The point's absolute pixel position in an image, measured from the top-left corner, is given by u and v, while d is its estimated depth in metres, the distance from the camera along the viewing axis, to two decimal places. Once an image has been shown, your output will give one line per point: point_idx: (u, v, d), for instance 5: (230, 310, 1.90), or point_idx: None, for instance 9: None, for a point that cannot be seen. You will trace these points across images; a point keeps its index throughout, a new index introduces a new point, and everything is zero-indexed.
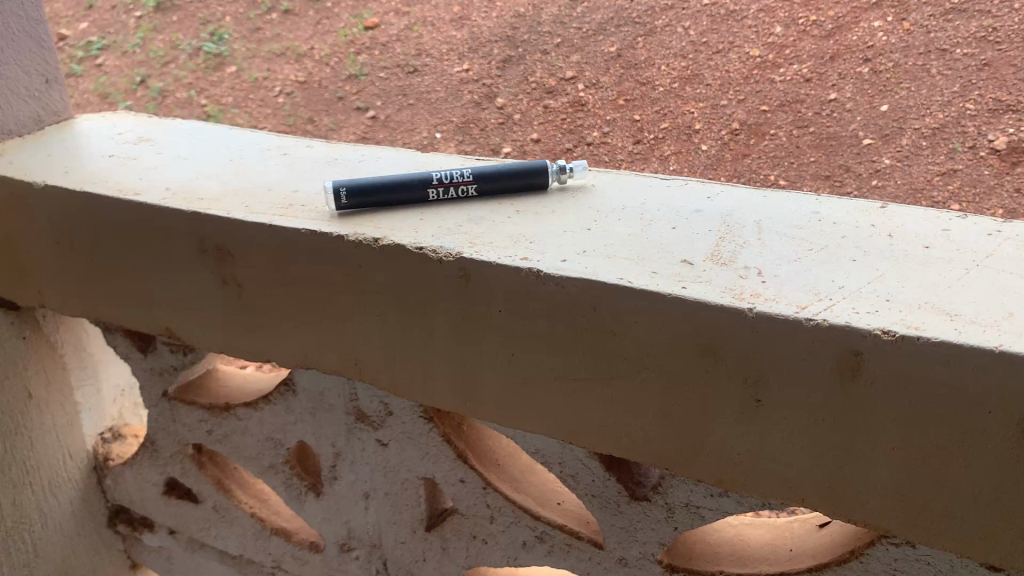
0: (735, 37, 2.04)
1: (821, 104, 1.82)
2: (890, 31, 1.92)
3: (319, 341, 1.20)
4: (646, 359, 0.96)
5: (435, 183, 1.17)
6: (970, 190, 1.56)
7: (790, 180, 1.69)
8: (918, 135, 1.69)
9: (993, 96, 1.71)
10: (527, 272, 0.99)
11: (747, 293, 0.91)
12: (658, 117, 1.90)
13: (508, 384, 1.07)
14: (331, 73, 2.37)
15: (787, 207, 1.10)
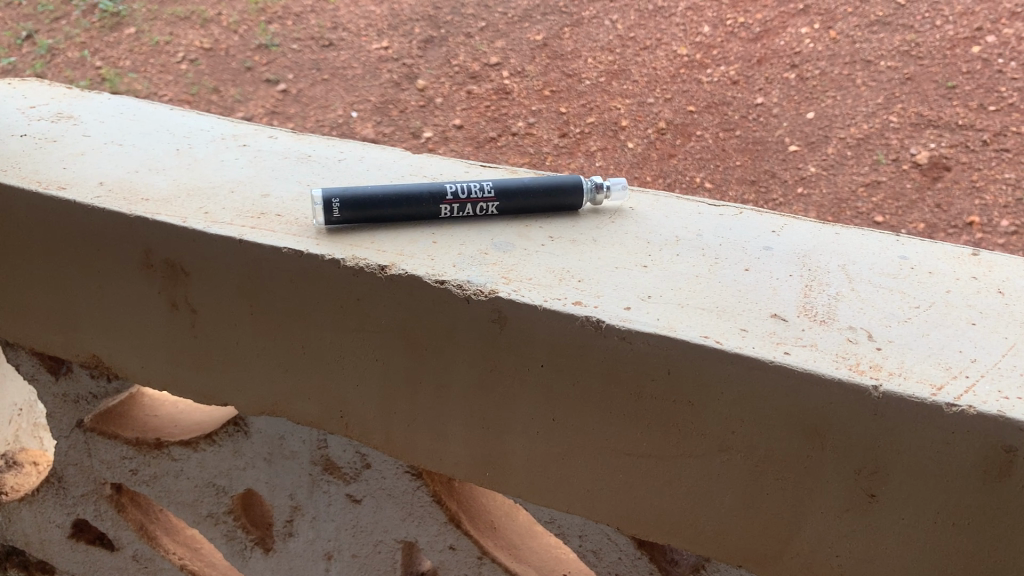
0: (664, 34, 1.54)
1: (746, 108, 1.37)
2: (816, 38, 1.47)
3: (293, 387, 0.97)
4: (729, 438, 0.79)
5: (450, 198, 0.95)
6: (893, 203, 1.24)
7: (716, 185, 1.30)
8: (843, 143, 1.30)
9: (916, 112, 1.33)
10: (584, 321, 0.80)
11: (863, 365, 0.75)
12: (584, 110, 1.43)
13: (543, 456, 0.87)
14: (239, 40, 1.69)
15: (869, 248, 0.95)
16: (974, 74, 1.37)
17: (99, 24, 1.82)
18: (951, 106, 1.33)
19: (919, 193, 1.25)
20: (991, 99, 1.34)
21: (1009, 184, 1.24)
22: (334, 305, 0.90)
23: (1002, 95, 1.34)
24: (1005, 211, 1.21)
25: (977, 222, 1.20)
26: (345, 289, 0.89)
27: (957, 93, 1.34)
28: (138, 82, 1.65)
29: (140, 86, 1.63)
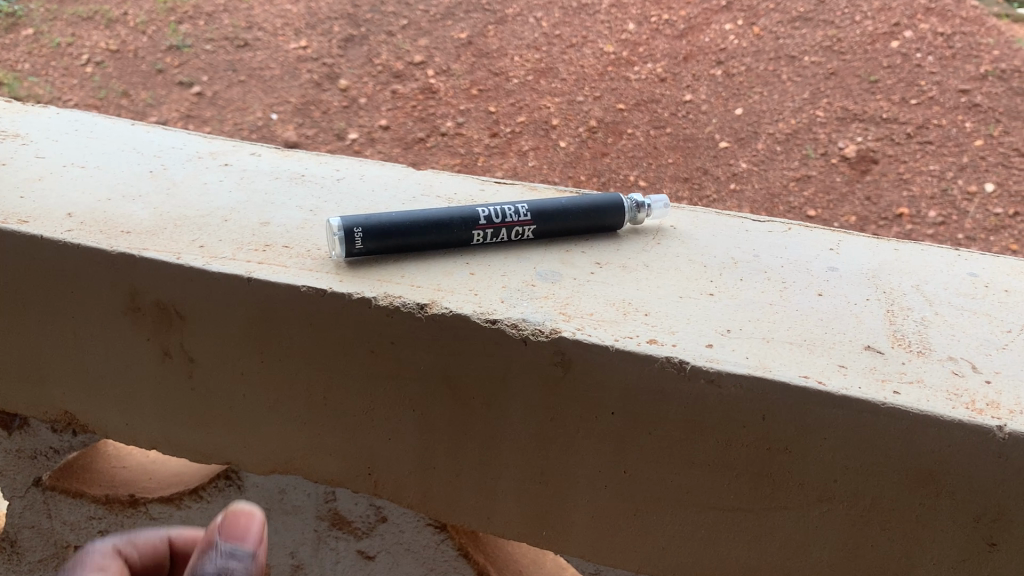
0: (591, 31, 1.20)
1: (672, 106, 1.10)
2: (742, 34, 1.15)
3: (316, 443, 0.88)
4: (830, 487, 0.72)
5: (483, 223, 0.85)
6: (824, 195, 1.00)
7: (649, 184, 1.05)
8: (772, 136, 1.04)
9: (841, 104, 1.05)
10: (666, 362, 0.70)
11: (980, 403, 0.68)
12: (512, 110, 1.13)
13: (615, 510, 0.80)
14: (147, 39, 1.24)
15: (935, 265, 0.88)
16: (893, 67, 1.07)
17: None
18: (875, 98, 1.05)
19: (848, 187, 1.00)
20: (912, 92, 1.05)
21: (932, 175, 0.98)
22: (365, 351, 0.80)
23: (920, 88, 1.05)
24: (931, 201, 0.97)
25: (905, 213, 0.98)
26: (376, 332, 0.78)
27: (880, 86, 1.05)
28: (36, 85, 1.23)
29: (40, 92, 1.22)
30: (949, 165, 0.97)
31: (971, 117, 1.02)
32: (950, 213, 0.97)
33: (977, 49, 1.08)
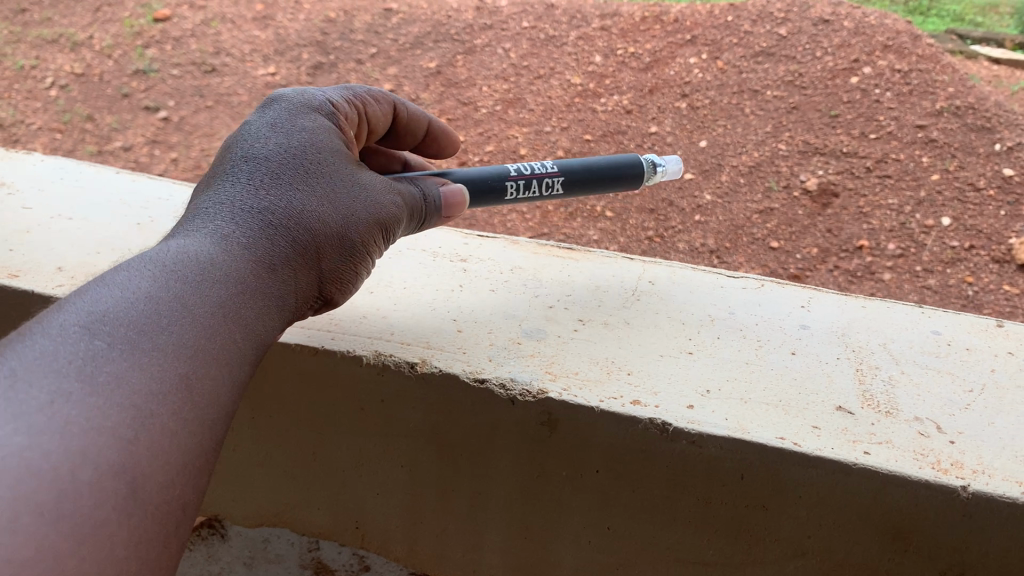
0: (558, 64, 1.63)
1: (641, 137, 1.48)
2: (705, 69, 1.55)
3: (306, 497, 0.92)
4: (805, 543, 0.75)
5: (514, 175, 0.89)
6: (786, 229, 1.31)
7: (617, 214, 1.39)
8: (736, 172, 1.40)
9: (803, 139, 1.41)
10: (649, 423, 0.73)
11: (946, 463, 0.72)
12: (482, 139, 1.51)
13: (597, 562, 0.84)
14: (112, 65, 1.73)
15: (900, 324, 0.92)
16: (854, 103, 1.43)
17: None
18: (835, 133, 1.41)
19: (809, 219, 1.32)
20: (872, 127, 1.40)
21: (892, 210, 1.30)
22: (354, 408, 0.82)
23: (880, 123, 1.40)
24: (892, 234, 1.27)
25: (866, 245, 1.27)
26: (365, 390, 0.81)
27: (840, 121, 1.42)
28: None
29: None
30: (907, 200, 1.30)
31: (928, 153, 1.35)
32: (906, 246, 1.25)
33: (933, 87, 1.43)
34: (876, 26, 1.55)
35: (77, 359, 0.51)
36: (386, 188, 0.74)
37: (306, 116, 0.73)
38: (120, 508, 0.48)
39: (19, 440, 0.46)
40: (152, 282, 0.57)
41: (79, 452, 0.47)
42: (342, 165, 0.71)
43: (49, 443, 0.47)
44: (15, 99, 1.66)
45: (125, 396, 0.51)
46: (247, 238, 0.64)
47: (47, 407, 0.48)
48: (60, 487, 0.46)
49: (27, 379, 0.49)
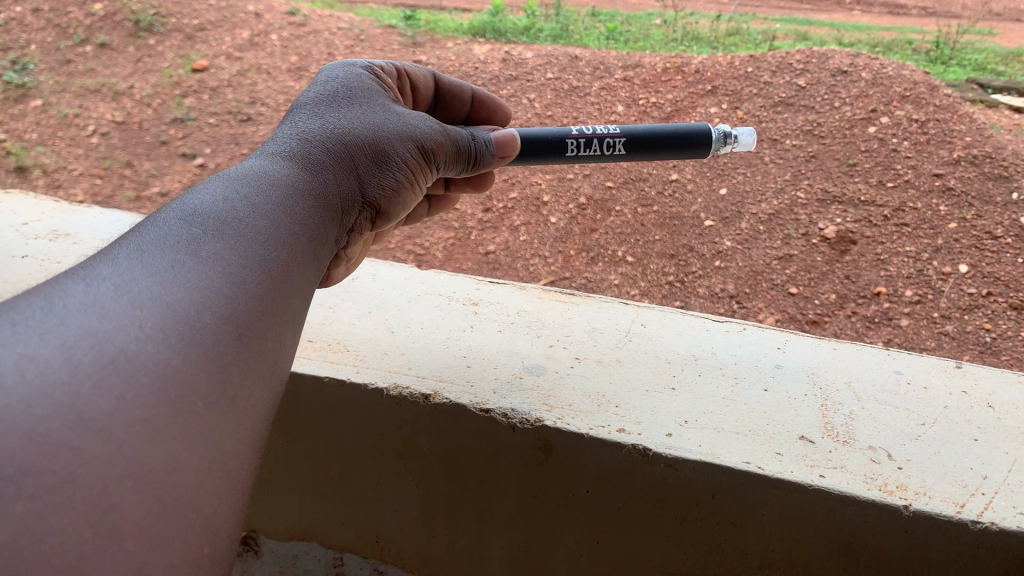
0: (580, 112, 1.79)
1: (663, 184, 1.63)
2: (725, 118, 1.73)
3: (331, 513, 1.03)
4: (770, 556, 0.85)
5: (575, 133, 1.00)
6: (805, 274, 1.44)
7: (637, 258, 1.52)
8: (755, 220, 1.53)
9: (821, 187, 1.57)
10: (632, 448, 0.83)
11: (892, 486, 0.81)
12: (507, 186, 1.71)
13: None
14: (151, 112, 2.03)
15: (867, 364, 1.02)
16: (872, 152, 1.61)
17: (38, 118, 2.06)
18: (853, 182, 1.56)
19: (829, 264, 1.45)
20: (890, 175, 1.56)
21: (910, 256, 1.43)
22: (375, 431, 0.94)
23: (899, 171, 1.56)
24: (909, 282, 1.38)
25: (883, 291, 1.39)
26: (385, 418, 0.92)
27: (858, 169, 1.58)
28: (46, 155, 1.94)
29: (49, 159, 1.93)
30: (924, 248, 1.42)
31: (946, 202, 1.49)
32: (923, 292, 1.37)
33: (951, 137, 1.62)
34: (894, 77, 1.78)
35: (182, 239, 0.58)
36: (420, 118, 0.86)
37: (347, 72, 0.88)
38: (238, 352, 0.54)
39: (154, 289, 0.52)
40: (232, 182, 0.67)
41: (201, 298, 0.53)
42: (374, 103, 0.85)
43: (178, 291, 0.53)
44: (62, 144, 1.97)
45: (226, 265, 0.57)
46: (307, 159, 0.74)
47: (167, 267, 0.54)
48: (194, 326, 0.52)
49: (146, 253, 0.55)
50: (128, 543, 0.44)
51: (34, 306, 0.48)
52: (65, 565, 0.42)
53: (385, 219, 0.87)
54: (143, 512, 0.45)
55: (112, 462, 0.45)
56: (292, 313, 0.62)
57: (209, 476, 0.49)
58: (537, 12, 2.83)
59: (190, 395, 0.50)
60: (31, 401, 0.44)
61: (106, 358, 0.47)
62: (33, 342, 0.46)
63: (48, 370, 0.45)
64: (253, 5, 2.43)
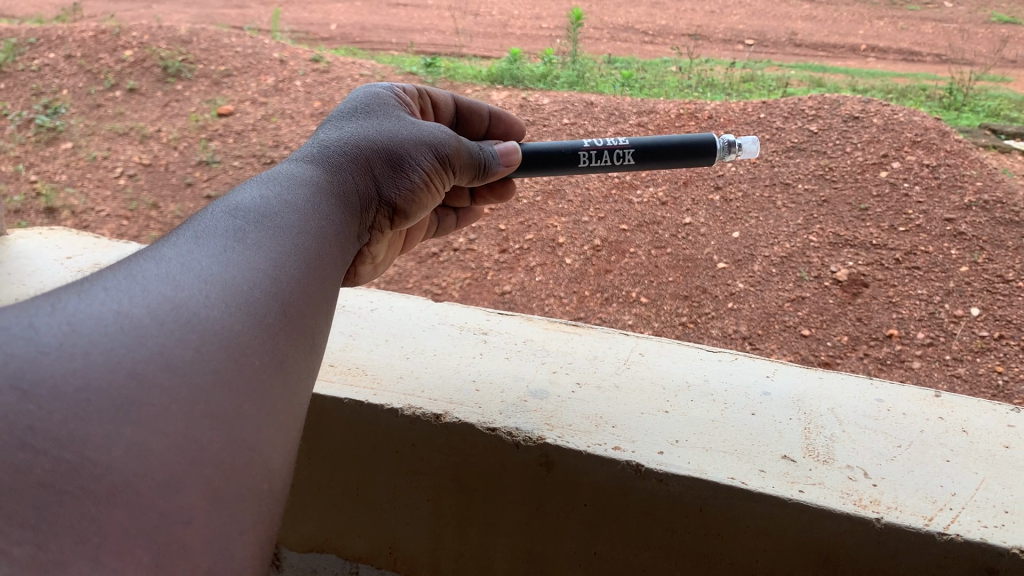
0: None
1: (676, 227, 1.71)
2: (737, 162, 1.83)
3: (348, 526, 1.10)
4: (755, 566, 0.92)
5: (587, 146, 1.06)
6: (817, 316, 1.51)
7: (651, 299, 1.59)
8: (768, 262, 1.61)
9: (833, 231, 1.66)
10: (626, 464, 0.91)
11: (866, 500, 0.88)
12: (523, 228, 1.78)
13: None
14: (178, 155, 2.13)
15: (850, 391, 1.09)
16: (884, 197, 1.71)
17: (68, 160, 2.17)
18: (865, 226, 1.65)
19: (841, 306, 1.52)
20: (901, 220, 1.65)
21: (922, 299, 1.51)
22: (390, 449, 1.02)
23: (909, 216, 1.66)
24: (921, 323, 1.46)
25: (895, 333, 1.46)
26: (400, 437, 1.00)
27: (871, 214, 1.67)
28: (75, 197, 2.05)
29: (79, 200, 2.03)
30: (936, 291, 1.51)
31: (957, 247, 1.59)
32: (936, 334, 1.44)
33: (962, 181, 1.73)
34: (904, 123, 1.90)
35: (226, 228, 0.60)
36: (431, 126, 0.93)
37: (359, 97, 0.95)
38: (287, 323, 0.56)
39: (214, 265, 0.55)
40: (267, 176, 0.74)
41: (251, 276, 0.56)
42: (389, 116, 0.92)
43: (235, 269, 0.55)
44: (91, 186, 2.07)
45: (274, 250, 0.60)
46: (338, 160, 0.81)
47: (223, 249, 0.57)
48: (249, 299, 0.54)
49: (203, 239, 0.58)
50: (209, 472, 0.46)
51: (116, 274, 0.51)
52: (163, 484, 0.44)
53: (403, 222, 0.92)
54: (220, 445, 0.47)
55: (194, 401, 0.47)
56: (329, 294, 0.65)
57: (271, 423, 0.51)
58: (554, 58, 2.94)
59: (250, 352, 0.52)
60: (132, 347, 0.46)
61: (184, 317, 0.49)
62: (120, 302, 0.48)
63: (139, 322, 0.47)
64: (278, 53, 2.57)
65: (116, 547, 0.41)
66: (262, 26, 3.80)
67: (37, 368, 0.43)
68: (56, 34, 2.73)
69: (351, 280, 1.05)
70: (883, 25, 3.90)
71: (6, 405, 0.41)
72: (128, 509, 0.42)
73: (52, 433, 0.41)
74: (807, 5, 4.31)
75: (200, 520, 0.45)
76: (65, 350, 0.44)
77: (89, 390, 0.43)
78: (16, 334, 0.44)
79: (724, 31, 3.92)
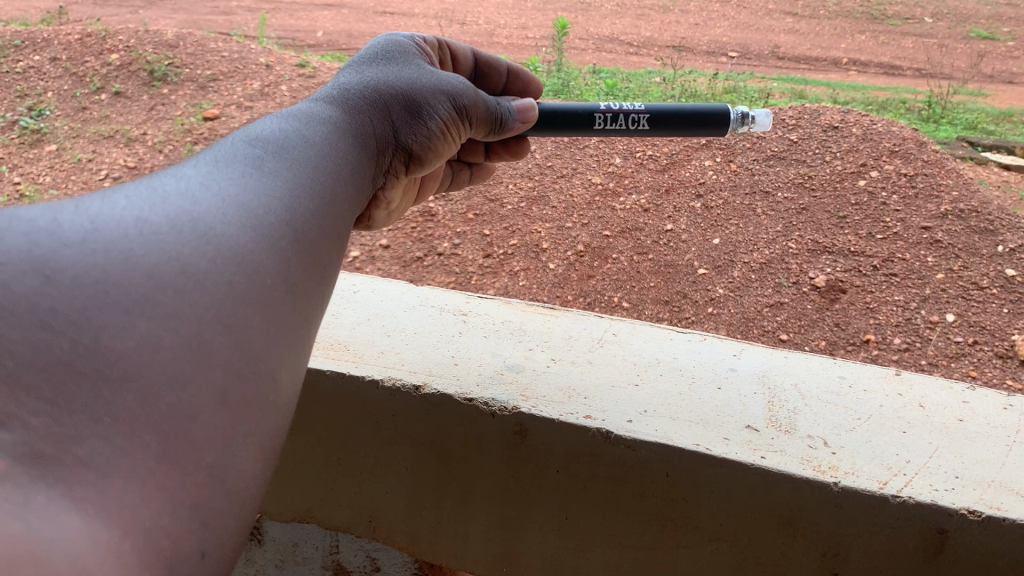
0: (580, 165, 1.98)
1: (658, 234, 1.76)
2: (719, 171, 1.89)
3: (331, 497, 1.15)
4: (719, 529, 0.96)
5: (605, 108, 1.11)
6: (796, 321, 1.54)
7: (633, 304, 1.62)
8: (747, 268, 1.65)
9: (812, 239, 1.71)
10: (596, 432, 0.95)
11: (826, 466, 0.91)
12: (507, 233, 1.82)
13: (558, 548, 1.06)
14: (162, 157, 2.15)
15: (814, 369, 1.14)
16: (862, 205, 1.76)
17: (54, 163, 2.19)
18: (843, 234, 1.71)
19: (820, 312, 1.56)
20: (879, 228, 1.71)
21: (899, 305, 1.54)
22: (370, 419, 1.06)
23: (887, 224, 1.71)
24: (897, 329, 1.49)
25: (872, 338, 1.49)
26: (379, 409, 1.05)
27: (849, 222, 1.73)
28: (58, 198, 2.06)
29: (62, 201, 2.04)
30: (913, 297, 1.54)
31: (934, 254, 1.63)
32: (911, 340, 1.47)
33: (939, 191, 1.78)
34: (883, 133, 1.97)
35: (246, 157, 0.64)
36: (449, 76, 0.95)
37: (380, 45, 0.98)
38: (299, 250, 0.59)
39: (231, 192, 0.59)
40: (291, 112, 0.77)
41: (267, 202, 0.60)
42: (409, 63, 0.95)
43: (251, 194, 0.59)
44: (75, 188, 2.08)
45: (290, 182, 0.64)
46: (359, 103, 0.84)
47: (239, 176, 0.61)
48: (264, 221, 0.58)
49: (221, 164, 0.63)
50: (215, 373, 0.49)
51: (138, 186, 0.56)
52: (172, 378, 0.47)
53: (417, 168, 0.95)
54: (229, 351, 0.50)
55: (208, 306, 0.50)
56: (343, 230, 0.68)
57: (281, 340, 0.54)
58: (540, 69, 3.00)
59: (263, 271, 0.55)
60: (149, 250, 0.51)
61: (200, 230, 0.54)
62: (142, 211, 0.54)
63: (156, 229, 0.52)
64: (264, 58, 2.61)
65: (124, 428, 0.44)
66: (249, 31, 3.83)
67: (59, 258, 0.49)
68: (40, 38, 2.77)
69: (366, 223, 1.07)
70: (865, 39, 4.00)
71: (31, 289, 0.47)
72: (139, 396, 0.45)
73: (70, 318, 0.46)
74: (790, 18, 4.39)
75: (205, 417, 0.47)
76: (87, 245, 0.50)
77: (107, 284, 0.48)
78: (45, 228, 0.51)
79: (708, 44, 3.98)
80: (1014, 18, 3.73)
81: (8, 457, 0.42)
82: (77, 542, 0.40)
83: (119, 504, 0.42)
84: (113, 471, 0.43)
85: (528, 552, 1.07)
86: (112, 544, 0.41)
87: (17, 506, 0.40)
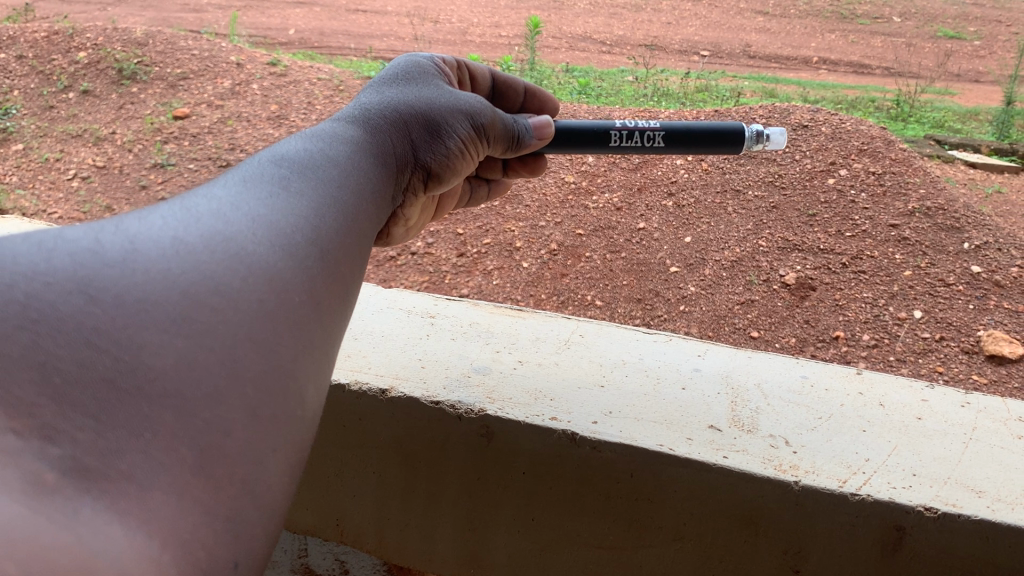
0: (552, 163, 1.98)
1: (630, 232, 1.78)
2: (690, 169, 1.91)
3: (298, 500, 1.17)
4: (681, 529, 0.97)
5: (619, 125, 1.08)
6: (766, 318, 1.56)
7: (606, 302, 1.64)
8: (718, 267, 1.67)
9: (782, 236, 1.72)
10: (561, 433, 0.96)
11: (786, 465, 0.93)
12: (480, 233, 1.83)
13: (524, 550, 1.06)
14: (131, 157, 2.13)
15: (777, 369, 1.16)
16: (831, 203, 1.78)
17: (20, 164, 2.17)
18: (813, 231, 1.72)
19: (790, 309, 1.58)
20: (848, 226, 1.73)
21: (867, 302, 1.57)
22: (337, 425, 1.07)
23: (856, 222, 1.74)
24: (866, 326, 1.51)
25: (842, 335, 1.51)
26: (348, 411, 1.05)
27: (818, 220, 1.74)
28: (26, 199, 2.03)
29: (30, 202, 2.02)
30: (881, 295, 1.56)
31: (901, 251, 1.66)
32: (879, 336, 1.49)
33: (906, 189, 1.81)
34: (851, 132, 1.99)
35: (272, 177, 0.62)
36: (467, 96, 0.94)
37: (400, 65, 0.96)
38: (324, 268, 0.57)
39: (261, 212, 0.56)
40: (312, 132, 0.74)
41: (295, 221, 0.57)
42: (429, 83, 0.93)
43: (278, 212, 0.57)
44: (43, 189, 2.06)
45: (314, 200, 0.61)
46: (381, 123, 0.82)
47: (268, 195, 0.59)
48: (291, 240, 0.55)
49: (247, 184, 0.60)
50: (247, 390, 0.47)
51: (171, 207, 0.54)
52: (207, 395, 0.45)
53: (437, 186, 0.93)
54: (261, 368, 0.48)
55: (240, 325, 0.48)
56: (364, 248, 0.65)
57: (308, 355, 0.52)
58: (512, 68, 3.01)
59: (291, 289, 0.53)
60: (188, 269, 0.48)
61: (234, 250, 0.51)
62: (178, 231, 0.51)
63: (193, 249, 0.50)
64: (235, 57, 2.59)
65: (164, 444, 0.43)
66: (219, 30, 3.81)
67: (103, 277, 0.46)
68: (6, 35, 2.73)
69: (383, 241, 1.02)
70: (835, 38, 4.04)
71: (75, 307, 0.44)
72: (177, 412, 0.44)
73: (113, 336, 0.44)
74: (761, 18, 4.43)
75: (240, 433, 0.46)
76: (126, 266, 0.47)
77: (146, 303, 0.46)
78: (87, 247, 0.48)
79: (680, 42, 4.01)
80: (980, 18, 3.82)
81: (54, 469, 0.40)
82: (125, 553, 0.38)
83: (161, 517, 0.41)
84: (155, 486, 0.41)
85: (494, 552, 1.07)
86: (156, 555, 0.39)
87: (66, 518, 0.38)
